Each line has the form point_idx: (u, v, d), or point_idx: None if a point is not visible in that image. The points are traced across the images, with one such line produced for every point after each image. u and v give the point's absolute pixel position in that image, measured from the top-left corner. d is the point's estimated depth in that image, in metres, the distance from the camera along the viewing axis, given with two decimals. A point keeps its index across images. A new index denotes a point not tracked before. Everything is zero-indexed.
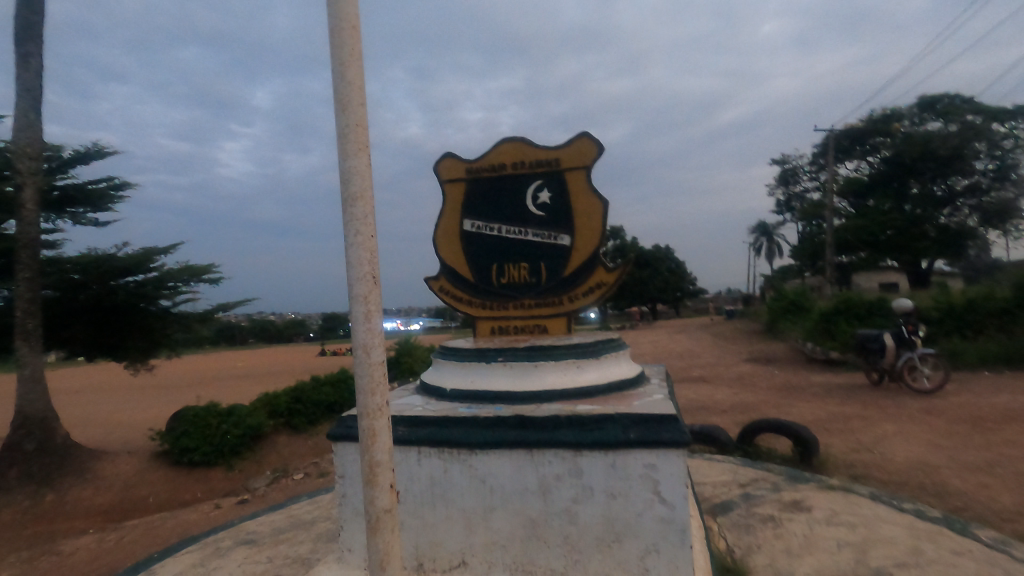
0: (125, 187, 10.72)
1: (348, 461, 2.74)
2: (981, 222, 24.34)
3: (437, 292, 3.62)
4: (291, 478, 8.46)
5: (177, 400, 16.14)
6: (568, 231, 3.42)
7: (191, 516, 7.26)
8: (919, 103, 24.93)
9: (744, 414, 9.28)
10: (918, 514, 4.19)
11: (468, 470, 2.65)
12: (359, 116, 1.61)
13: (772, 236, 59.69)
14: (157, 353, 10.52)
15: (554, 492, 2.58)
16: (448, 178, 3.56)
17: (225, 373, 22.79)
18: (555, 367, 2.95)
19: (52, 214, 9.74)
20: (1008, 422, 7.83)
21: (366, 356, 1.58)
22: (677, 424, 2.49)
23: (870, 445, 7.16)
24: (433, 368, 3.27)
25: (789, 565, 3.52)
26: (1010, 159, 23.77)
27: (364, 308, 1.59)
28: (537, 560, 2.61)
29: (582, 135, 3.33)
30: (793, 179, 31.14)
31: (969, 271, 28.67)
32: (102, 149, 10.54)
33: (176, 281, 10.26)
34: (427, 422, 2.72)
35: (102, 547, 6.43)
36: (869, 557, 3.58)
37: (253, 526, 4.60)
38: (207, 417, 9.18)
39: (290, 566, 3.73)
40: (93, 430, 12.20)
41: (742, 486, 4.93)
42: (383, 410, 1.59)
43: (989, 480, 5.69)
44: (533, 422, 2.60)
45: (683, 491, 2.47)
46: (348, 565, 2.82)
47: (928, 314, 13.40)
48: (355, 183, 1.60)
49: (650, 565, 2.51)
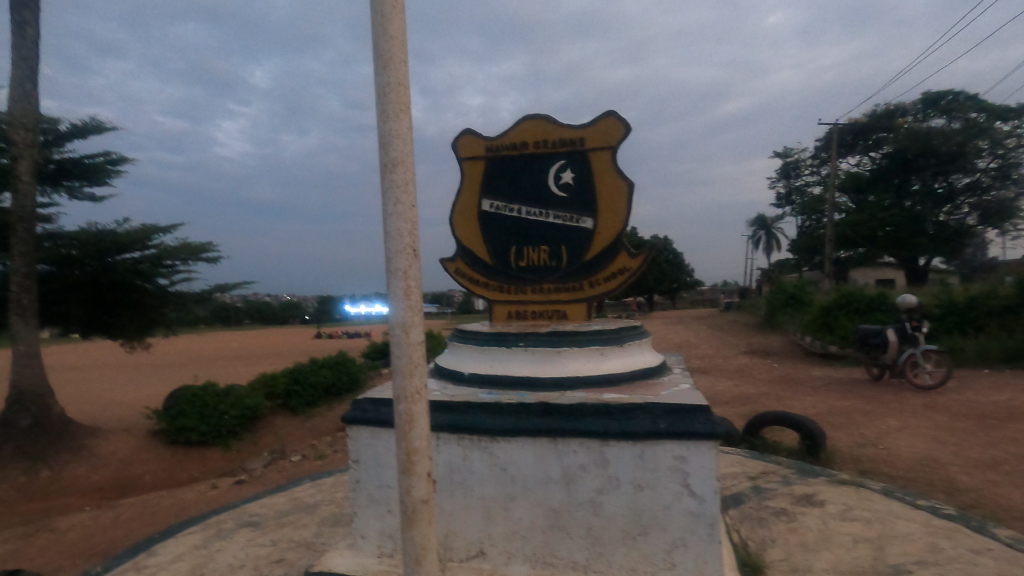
0: (123, 162, 10.50)
1: (363, 445, 2.65)
2: (981, 220, 24.24)
3: (452, 274, 3.51)
4: (290, 460, 8.38)
5: (170, 379, 15.93)
6: (591, 213, 3.28)
7: (188, 495, 7.17)
8: (924, 99, 24.87)
9: (746, 406, 9.23)
10: (934, 511, 4.13)
11: (488, 457, 2.56)
12: (401, 73, 1.57)
13: (770, 229, 59.68)
14: (154, 331, 10.41)
15: (578, 482, 2.49)
16: (466, 156, 3.42)
17: (219, 353, 22.62)
18: (579, 353, 2.83)
19: (47, 187, 9.52)
20: (1011, 420, 7.79)
21: (404, 336, 1.55)
22: (710, 415, 2.39)
23: (875, 439, 7.12)
24: (449, 351, 3.17)
25: (806, 560, 3.45)
26: (1012, 158, 23.38)
27: (403, 284, 1.56)
28: (559, 552, 2.52)
29: (607, 114, 3.18)
30: (793, 172, 31.06)
31: (966, 269, 28.65)
32: (100, 123, 10.30)
33: (175, 259, 10.10)
34: (446, 406, 2.62)
35: (99, 525, 6.35)
36: (887, 554, 3.51)
37: (255, 508, 4.50)
38: (205, 397, 9.07)
39: (296, 550, 3.63)
40: (88, 407, 12.11)
41: (752, 478, 4.86)
42: (421, 394, 1.57)
43: (997, 478, 5.66)
44: (556, 409, 2.51)
45: (714, 485, 2.38)
46: (359, 553, 2.72)
47: (929, 310, 13.33)
48: (396, 148, 1.55)
49: (676, 560, 2.44)
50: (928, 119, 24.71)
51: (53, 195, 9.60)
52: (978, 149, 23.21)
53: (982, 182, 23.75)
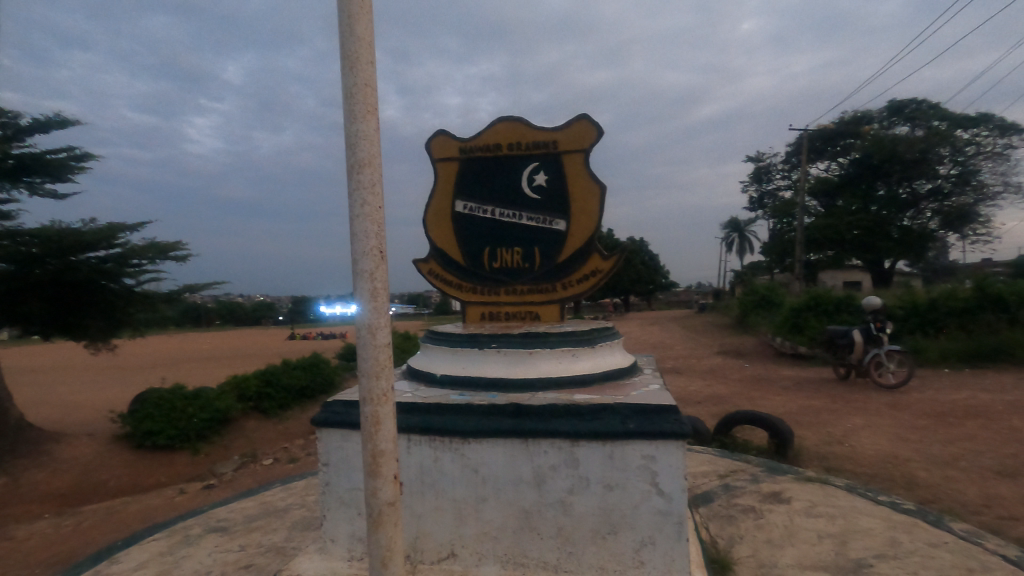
0: (87, 158, 10.16)
1: (333, 448, 2.62)
2: (942, 225, 24.99)
3: (425, 275, 3.49)
4: (261, 463, 8.24)
5: (135, 382, 15.47)
6: (563, 216, 3.30)
7: (154, 501, 6.96)
8: (889, 107, 25.70)
9: (719, 406, 9.38)
10: (893, 506, 4.27)
11: (460, 459, 2.55)
12: (368, 75, 1.57)
13: (742, 232, 60.88)
14: (119, 332, 10.12)
15: (549, 482, 2.50)
16: (440, 157, 3.41)
17: (188, 355, 22.08)
18: (551, 354, 2.85)
19: (6, 183, 9.13)
20: (969, 418, 8.07)
21: (371, 338, 1.55)
22: (677, 414, 2.42)
23: (840, 438, 7.30)
24: (420, 353, 3.16)
25: (772, 556, 3.52)
26: (971, 165, 24.18)
27: (370, 286, 1.56)
28: (529, 552, 2.54)
29: (580, 117, 3.21)
30: (765, 176, 31.73)
31: (928, 271, 29.54)
32: (63, 117, 9.95)
33: (141, 258, 9.84)
34: (418, 408, 2.61)
35: (60, 533, 6.12)
36: (850, 549, 3.60)
37: (223, 513, 4.41)
38: (173, 401, 8.84)
39: (265, 555, 3.57)
40: (47, 412, 11.65)
41: (722, 477, 4.94)
42: (387, 396, 1.57)
43: (956, 473, 5.86)
44: (528, 410, 2.52)
45: (682, 483, 2.42)
46: (329, 557, 2.68)
47: (893, 311, 13.70)
48: (362, 149, 1.55)
49: (645, 558, 2.47)
50: (894, 127, 25.49)
51: (12, 191, 9.20)
52: (939, 156, 23.95)
53: (943, 188, 24.53)
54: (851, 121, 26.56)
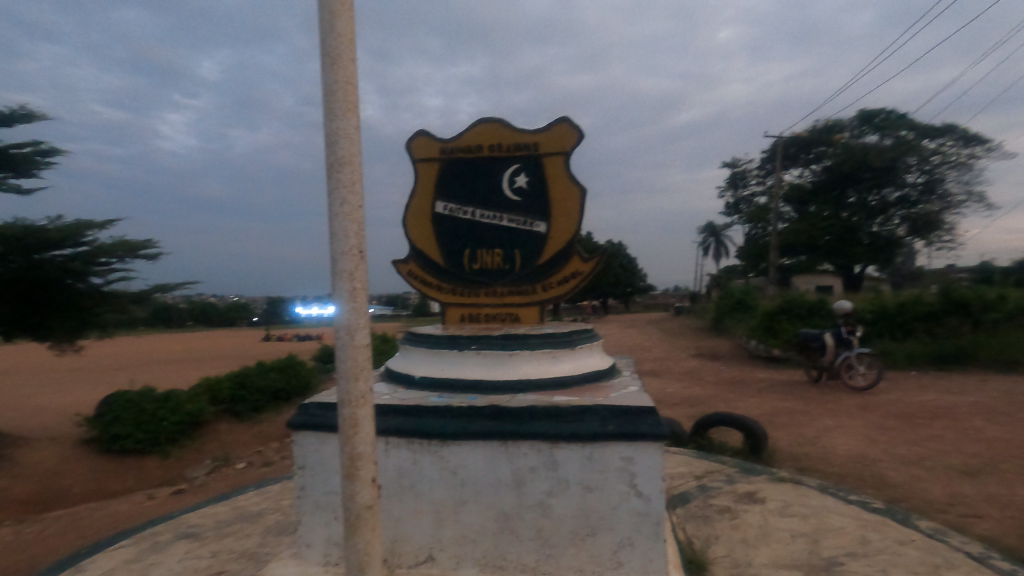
0: (54, 153, 9.85)
1: (309, 452, 2.58)
2: (910, 232, 25.71)
3: (404, 276, 3.46)
4: (234, 467, 8.07)
5: (103, 385, 15.04)
6: (544, 217, 3.31)
7: (121, 507, 6.75)
8: (859, 117, 26.43)
9: (695, 408, 9.50)
10: (863, 505, 4.36)
11: (439, 461, 2.54)
12: (349, 72, 1.55)
13: (718, 236, 61.87)
14: (87, 333, 9.83)
15: (528, 484, 2.50)
16: (421, 157, 3.39)
17: (159, 356, 21.52)
18: (531, 356, 2.85)
19: None
20: (934, 419, 8.32)
21: (349, 339, 1.53)
22: (656, 416, 2.44)
23: (813, 439, 7.45)
24: (399, 355, 3.12)
25: (746, 556, 3.57)
26: (937, 174, 24.95)
27: (349, 286, 1.54)
28: (508, 555, 2.53)
29: (561, 120, 3.22)
30: (740, 182, 32.28)
31: (895, 277, 30.35)
32: (29, 111, 9.63)
33: (110, 257, 9.58)
34: (396, 410, 2.58)
35: (20, 540, 5.91)
36: (821, 547, 3.68)
37: (194, 519, 4.30)
38: (142, 404, 8.62)
39: (238, 561, 3.49)
40: (10, 415, 11.27)
41: (698, 478, 4.99)
42: (366, 399, 1.55)
43: (922, 473, 6.03)
44: (507, 412, 2.51)
45: (660, 485, 2.44)
46: (304, 562, 2.63)
47: (863, 315, 14.05)
48: (343, 147, 1.53)
49: (624, 559, 2.48)
50: (864, 136, 26.20)
51: None
52: (907, 164, 24.67)
53: (910, 196, 25.26)
54: (823, 130, 27.23)
